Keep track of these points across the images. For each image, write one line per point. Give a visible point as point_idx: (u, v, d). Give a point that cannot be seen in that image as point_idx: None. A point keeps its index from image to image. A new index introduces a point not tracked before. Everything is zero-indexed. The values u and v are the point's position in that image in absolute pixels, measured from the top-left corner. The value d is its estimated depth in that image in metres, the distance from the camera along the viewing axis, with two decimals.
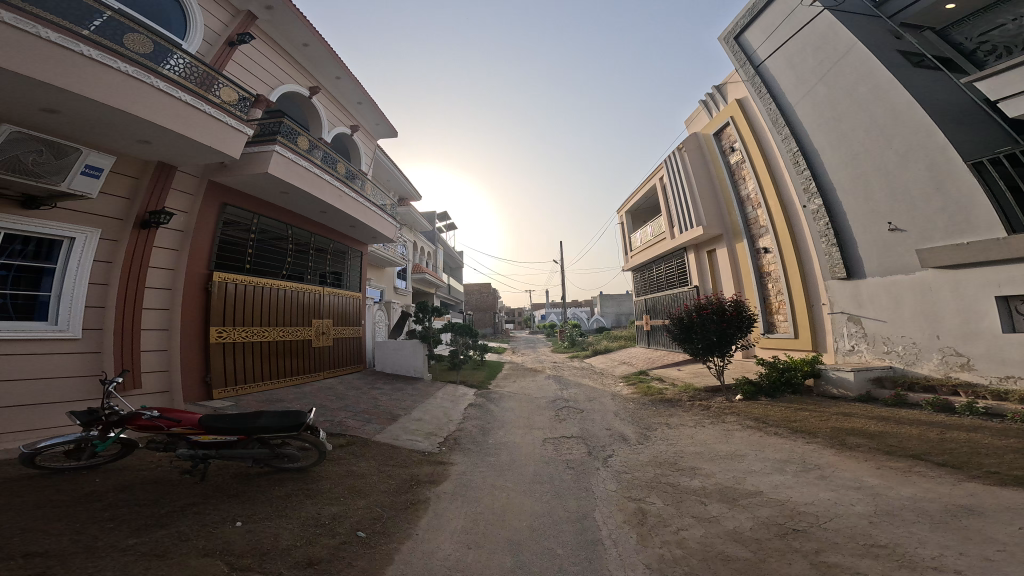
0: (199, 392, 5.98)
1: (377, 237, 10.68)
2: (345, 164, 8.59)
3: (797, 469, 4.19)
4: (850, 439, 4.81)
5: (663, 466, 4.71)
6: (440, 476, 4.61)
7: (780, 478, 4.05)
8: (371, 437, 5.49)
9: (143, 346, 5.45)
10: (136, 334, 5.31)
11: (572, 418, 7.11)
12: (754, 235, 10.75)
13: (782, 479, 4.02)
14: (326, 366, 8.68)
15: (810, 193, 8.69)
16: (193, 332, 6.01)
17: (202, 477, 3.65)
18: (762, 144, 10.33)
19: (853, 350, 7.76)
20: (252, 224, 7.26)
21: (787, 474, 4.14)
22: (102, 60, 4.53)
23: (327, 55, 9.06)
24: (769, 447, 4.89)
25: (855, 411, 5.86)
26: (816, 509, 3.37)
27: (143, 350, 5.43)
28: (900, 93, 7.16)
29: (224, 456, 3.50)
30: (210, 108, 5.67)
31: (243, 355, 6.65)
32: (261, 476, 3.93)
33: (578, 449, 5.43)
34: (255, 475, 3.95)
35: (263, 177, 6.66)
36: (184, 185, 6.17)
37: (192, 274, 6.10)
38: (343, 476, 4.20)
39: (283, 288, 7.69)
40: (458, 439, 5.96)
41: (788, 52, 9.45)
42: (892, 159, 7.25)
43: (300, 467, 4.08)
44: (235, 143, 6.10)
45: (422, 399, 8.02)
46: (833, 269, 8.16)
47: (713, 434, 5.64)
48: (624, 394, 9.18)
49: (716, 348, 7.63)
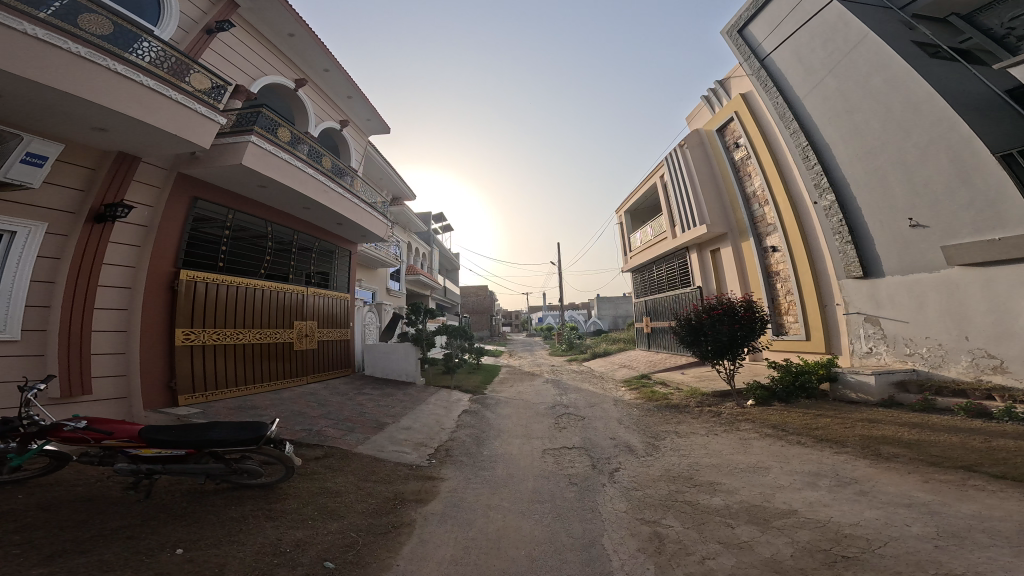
0: (163, 398, 5.42)
1: (367, 236, 10.15)
2: (331, 158, 8.10)
3: (831, 484, 3.72)
4: (885, 448, 4.34)
5: (678, 481, 4.22)
6: (429, 494, 4.10)
7: (815, 495, 3.57)
8: (352, 448, 4.96)
9: (95, 350, 4.89)
10: (86, 338, 4.76)
11: (573, 426, 6.60)
12: (761, 234, 10.33)
13: (816, 496, 3.54)
14: (309, 370, 8.13)
15: (821, 189, 8.31)
16: (155, 334, 5.45)
17: (146, 495, 3.16)
18: (769, 138, 9.93)
19: (872, 352, 7.32)
20: (226, 220, 6.71)
21: (821, 490, 3.66)
22: (49, 40, 4.05)
23: (314, 46, 8.59)
24: (795, 458, 4.40)
25: (882, 417, 5.40)
26: (866, 532, 2.91)
27: (95, 355, 4.88)
28: (918, 82, 6.80)
29: (173, 472, 3.04)
30: (176, 95, 5.17)
31: (214, 359, 6.10)
32: (217, 494, 3.44)
33: (580, 461, 4.92)
34: (211, 492, 3.46)
35: (239, 169, 6.15)
36: (150, 176, 5.64)
37: (155, 273, 5.54)
38: (315, 495, 3.67)
39: (261, 289, 7.14)
40: (449, 450, 5.45)
41: (795, 44, 9.11)
42: (911, 151, 6.86)
43: (264, 483, 3.57)
44: (205, 132, 5.58)
45: (413, 405, 7.49)
46: (848, 267, 7.73)
47: (729, 444, 5.16)
48: (627, 400, 8.68)
49: (727, 351, 7.13)
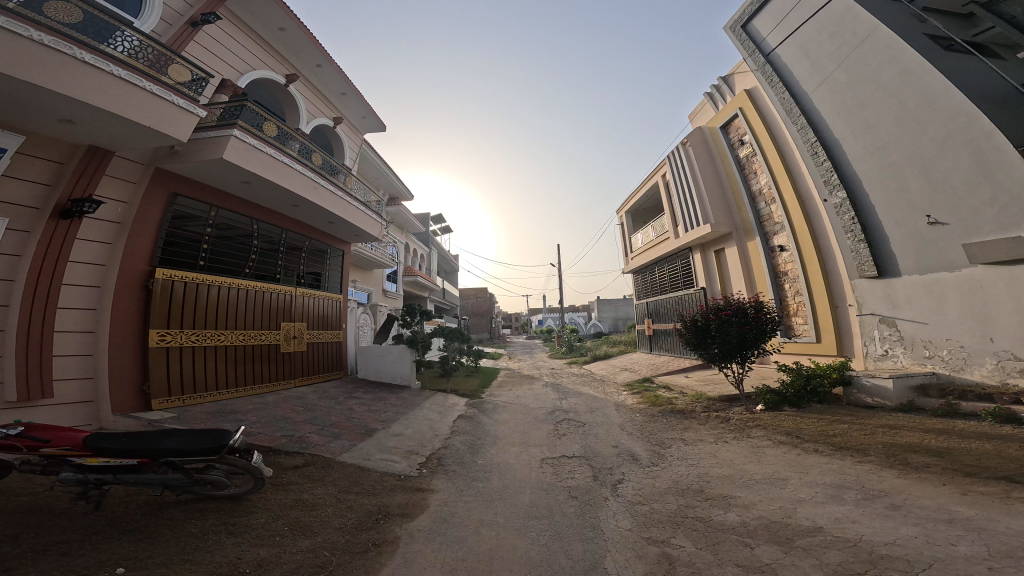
0: (134, 402, 5.10)
1: (361, 236, 9.83)
2: (321, 154, 7.79)
3: (858, 497, 3.38)
4: (913, 457, 3.99)
5: (688, 494, 3.88)
6: (416, 508, 3.76)
7: (841, 510, 3.23)
8: (335, 456, 4.62)
9: (60, 356, 4.56)
10: (47, 342, 4.43)
11: (572, 433, 6.26)
12: (767, 233, 10.01)
13: (842, 512, 3.20)
14: (297, 374, 7.80)
15: (832, 186, 8.00)
16: (127, 337, 5.13)
17: (96, 506, 2.92)
18: (776, 135, 9.63)
19: (888, 354, 6.98)
20: (208, 218, 6.38)
21: (847, 504, 3.33)
22: (8, 27, 3.77)
23: (305, 41, 8.31)
24: (815, 468, 4.06)
25: (903, 423, 5.07)
26: (904, 550, 2.59)
27: (59, 361, 4.55)
28: (934, 75, 6.51)
29: (126, 482, 2.83)
30: (152, 86, 4.89)
31: (193, 361, 5.78)
32: (176, 507, 3.14)
33: (581, 471, 4.58)
34: (170, 504, 3.18)
35: (221, 164, 5.83)
36: (124, 171, 5.33)
37: (128, 272, 5.20)
38: (289, 509, 3.33)
39: (245, 289, 6.81)
40: (442, 459, 5.10)
41: (801, 38, 8.84)
42: (927, 146, 6.56)
43: (231, 495, 3.27)
44: (183, 126, 5.28)
45: (406, 410, 7.15)
46: (861, 267, 7.41)
47: (741, 452, 4.82)
48: (629, 404, 8.34)
49: (735, 354, 6.78)
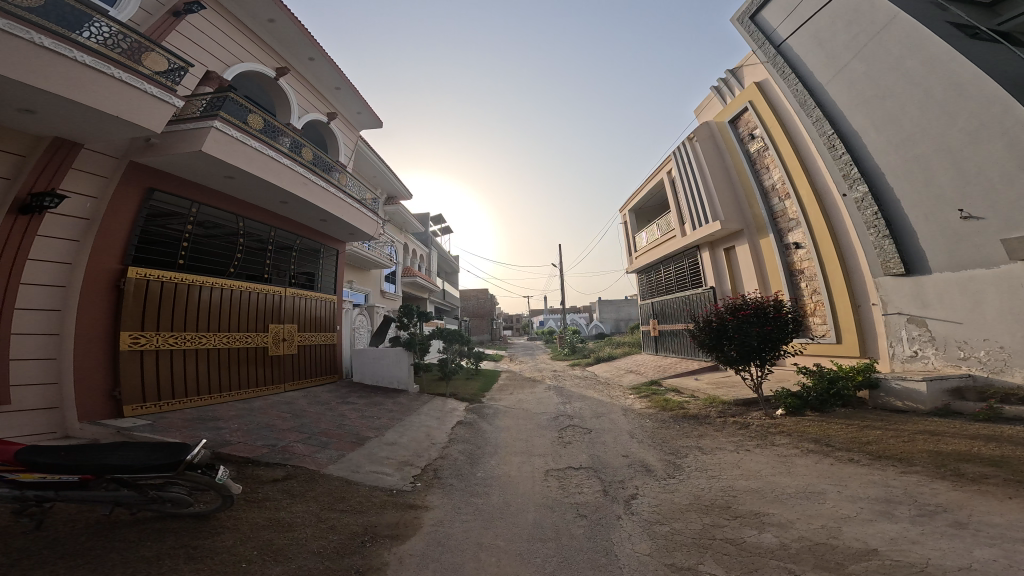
0: (105, 410, 4.70)
1: (357, 235, 9.45)
2: (312, 149, 7.43)
3: (912, 515, 3.04)
4: (965, 467, 3.61)
5: (713, 511, 3.47)
6: (408, 528, 3.35)
7: (895, 529, 2.91)
8: (321, 467, 4.21)
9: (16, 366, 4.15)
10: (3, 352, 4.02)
11: (579, 441, 5.86)
12: (781, 230, 9.59)
13: (897, 531, 2.86)
14: (287, 378, 7.41)
15: (851, 180, 7.57)
16: (96, 342, 4.75)
17: (37, 526, 2.56)
18: (789, 128, 9.22)
19: (917, 356, 6.54)
20: (189, 214, 6.00)
21: (901, 522, 2.99)
22: None
23: (296, 32, 7.95)
24: (854, 480, 3.70)
25: (943, 428, 4.67)
26: None
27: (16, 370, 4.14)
28: (963, 63, 6.16)
29: (69, 499, 2.47)
30: (121, 74, 4.53)
31: (168, 366, 5.39)
32: (131, 526, 2.75)
33: (589, 485, 4.17)
34: (125, 521, 2.80)
35: (201, 157, 5.47)
36: (96, 165, 4.94)
37: (97, 272, 4.82)
38: (262, 531, 2.92)
39: (229, 289, 6.42)
40: (439, 471, 4.70)
41: (814, 29, 8.48)
42: (957, 137, 6.18)
43: (197, 514, 2.88)
44: (157, 116, 4.92)
45: (403, 416, 6.74)
46: (886, 264, 6.99)
47: (767, 462, 4.41)
48: (637, 409, 7.90)
49: (754, 356, 6.36)
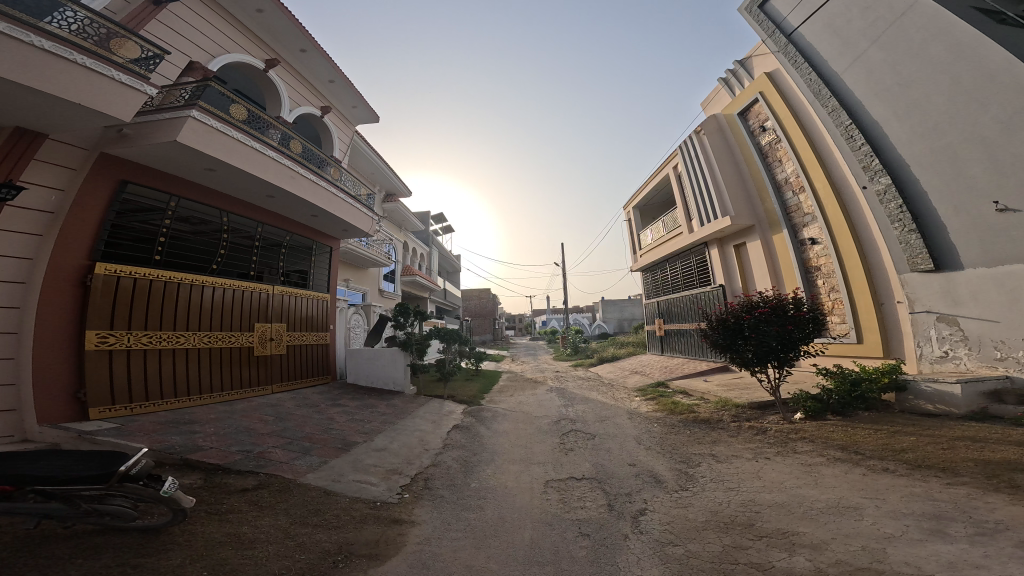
0: (67, 414, 4.37)
1: (351, 231, 9.10)
2: (300, 141, 7.10)
3: (969, 534, 2.66)
4: (1021, 479, 3.21)
5: (733, 531, 3.06)
6: (391, 547, 2.98)
7: (952, 551, 2.51)
8: (299, 476, 3.84)
9: None
10: None
11: (581, 447, 5.46)
12: (795, 225, 9.17)
13: (955, 554, 2.47)
14: (274, 379, 7.07)
15: (872, 172, 7.13)
16: (58, 345, 4.41)
17: None
18: (802, 120, 8.77)
19: (947, 356, 6.09)
20: (166, 208, 5.67)
21: (957, 543, 2.60)
22: None
23: (287, 23, 7.63)
24: (893, 493, 3.30)
25: (985, 434, 4.25)
26: None
27: None
28: (994, 48, 5.78)
29: None
30: (86, 60, 4.21)
31: (140, 367, 5.05)
32: (63, 541, 2.37)
33: (594, 498, 3.78)
34: (58, 536, 2.42)
35: (177, 148, 5.13)
36: (63, 156, 4.64)
37: (61, 269, 4.49)
38: (217, 549, 2.55)
39: (209, 287, 6.08)
40: (430, 480, 4.32)
41: (828, 15, 8.06)
42: (990, 125, 5.76)
43: (145, 526, 2.56)
44: (127, 104, 4.60)
45: (396, 420, 6.36)
46: (912, 259, 6.57)
47: (790, 472, 4.00)
48: (643, 412, 7.49)
49: (771, 357, 5.95)
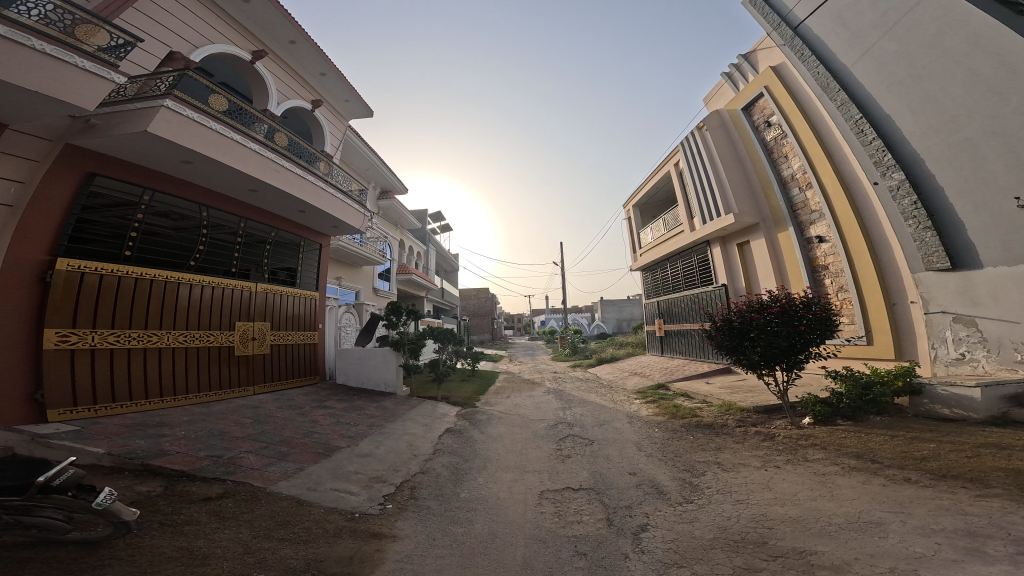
0: (22, 415, 4.08)
1: (341, 228, 8.80)
2: (286, 134, 6.79)
3: (1009, 553, 2.37)
4: None
5: (745, 550, 2.76)
6: (364, 564, 2.67)
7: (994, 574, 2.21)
8: (271, 484, 3.54)
9: None
10: None
11: (579, 454, 5.16)
12: (801, 223, 8.90)
13: None
14: (257, 381, 6.79)
15: (883, 167, 6.85)
16: (14, 348, 4.10)
17: None
18: (809, 115, 8.49)
19: (964, 358, 5.81)
20: (140, 202, 5.37)
21: (996, 563, 2.32)
22: None
23: (273, 13, 7.33)
24: (920, 506, 3.01)
25: (1011, 441, 3.96)
26: None
27: None
28: (1014, 38, 5.51)
29: None
30: (44, 45, 3.92)
31: (105, 368, 4.77)
32: None
33: (591, 511, 3.49)
34: None
35: (149, 140, 4.83)
36: (24, 147, 4.35)
37: (17, 263, 4.19)
38: (163, 566, 2.24)
39: (186, 284, 5.80)
40: (415, 489, 4.02)
41: (837, 7, 7.78)
42: (1010, 118, 5.49)
43: (83, 539, 2.26)
44: (93, 93, 4.30)
45: (384, 423, 6.04)
46: (927, 257, 6.29)
47: (802, 482, 3.72)
48: (644, 416, 7.20)
49: (779, 359, 5.66)
